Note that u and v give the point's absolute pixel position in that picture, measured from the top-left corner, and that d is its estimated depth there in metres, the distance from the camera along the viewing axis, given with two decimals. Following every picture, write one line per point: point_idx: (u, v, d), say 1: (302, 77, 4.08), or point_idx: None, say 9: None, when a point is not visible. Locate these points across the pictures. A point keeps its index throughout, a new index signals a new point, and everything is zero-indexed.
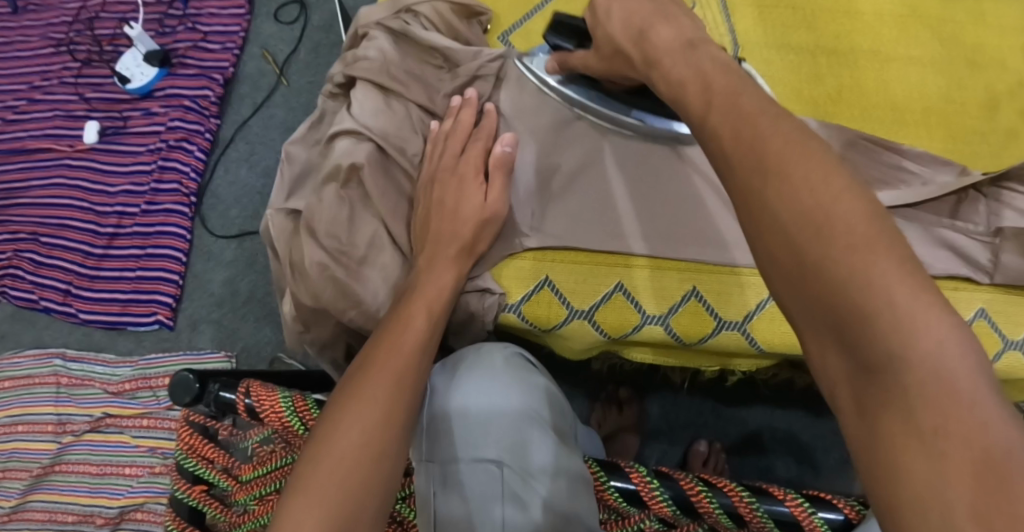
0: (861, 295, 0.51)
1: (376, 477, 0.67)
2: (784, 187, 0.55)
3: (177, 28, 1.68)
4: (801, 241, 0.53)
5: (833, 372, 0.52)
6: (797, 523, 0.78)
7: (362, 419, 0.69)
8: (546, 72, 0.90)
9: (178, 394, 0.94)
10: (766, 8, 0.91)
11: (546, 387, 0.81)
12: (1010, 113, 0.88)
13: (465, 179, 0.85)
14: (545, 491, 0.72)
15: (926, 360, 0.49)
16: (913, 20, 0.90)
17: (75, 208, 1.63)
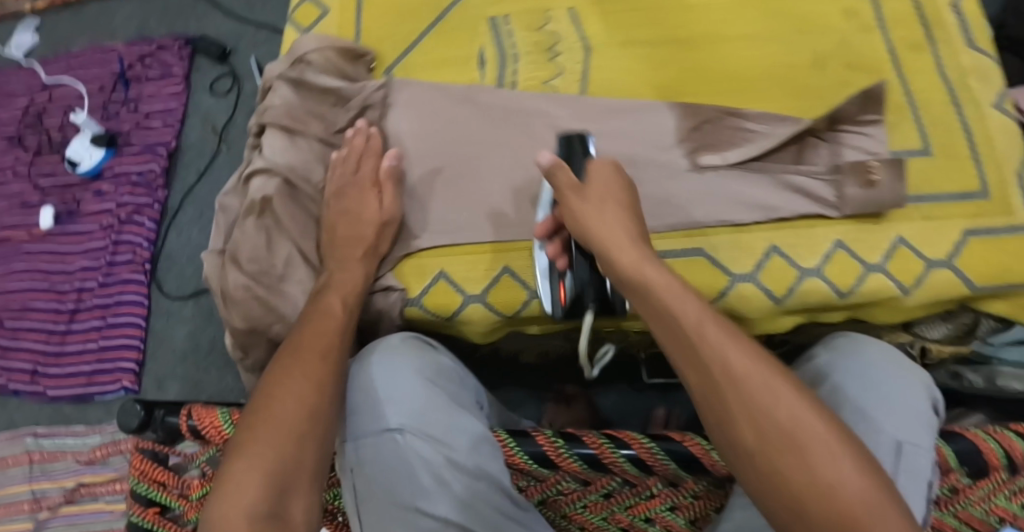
0: (794, 438, 0.67)
1: (309, 438, 0.75)
2: (712, 349, 0.71)
3: (120, 112, 1.78)
4: (732, 395, 0.69)
5: (776, 501, 0.67)
6: (697, 460, 0.86)
7: (295, 395, 0.77)
8: (416, 91, 1.03)
9: (125, 422, 0.99)
10: (611, 14, 1.04)
11: (445, 362, 0.91)
12: (840, 65, 1.02)
13: (364, 191, 0.96)
14: (452, 452, 0.82)
15: (850, 492, 0.65)
16: (742, 4, 1.04)
17: (38, 290, 1.72)
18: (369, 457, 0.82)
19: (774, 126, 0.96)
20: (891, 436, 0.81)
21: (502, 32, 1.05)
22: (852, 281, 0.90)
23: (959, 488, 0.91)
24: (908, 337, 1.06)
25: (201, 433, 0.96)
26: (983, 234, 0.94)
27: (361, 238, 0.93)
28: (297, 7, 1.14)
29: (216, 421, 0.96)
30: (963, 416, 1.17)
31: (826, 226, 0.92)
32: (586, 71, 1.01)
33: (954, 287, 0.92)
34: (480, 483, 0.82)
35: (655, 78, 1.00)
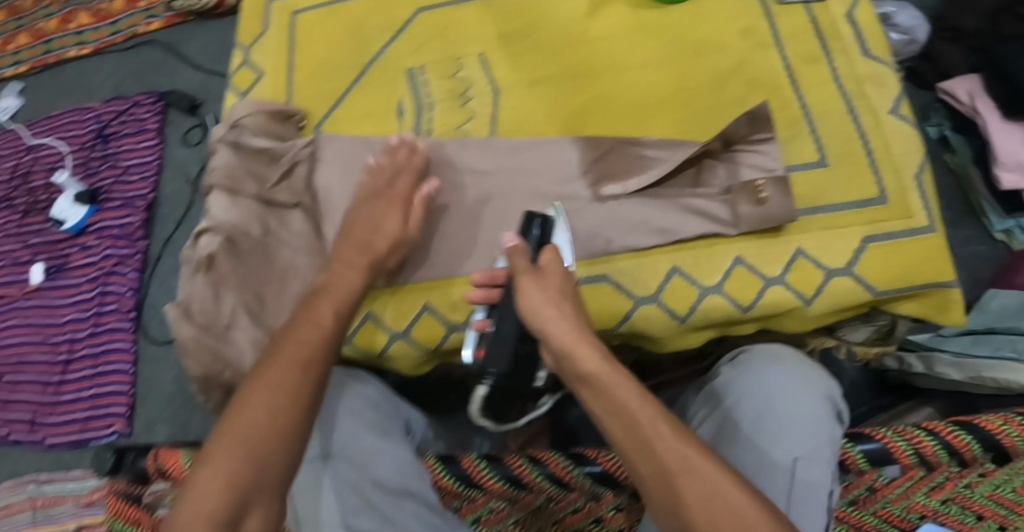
0: (674, 462, 0.71)
1: (280, 444, 0.80)
2: (602, 388, 0.75)
3: (101, 168, 1.86)
4: (624, 430, 0.73)
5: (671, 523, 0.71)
6: (611, 475, 0.93)
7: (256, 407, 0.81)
8: (339, 145, 1.10)
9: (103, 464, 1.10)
10: (517, 57, 1.11)
11: (370, 394, 1.00)
12: (739, 83, 1.04)
13: (377, 209, 0.97)
14: (376, 473, 0.91)
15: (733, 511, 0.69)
16: (640, 34, 1.09)
17: (33, 343, 1.81)
18: (302, 490, 0.90)
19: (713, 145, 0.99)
20: (788, 454, 0.85)
21: (419, 81, 1.13)
22: (752, 296, 0.94)
23: (877, 487, 0.94)
24: (833, 341, 1.07)
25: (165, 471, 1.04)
26: (883, 239, 0.95)
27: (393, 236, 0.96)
28: (237, 73, 1.22)
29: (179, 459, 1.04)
30: (911, 410, 1.18)
31: (726, 244, 0.96)
32: (496, 112, 1.08)
33: (853, 294, 0.94)
34: (404, 499, 0.90)
35: (556, 112, 1.07)
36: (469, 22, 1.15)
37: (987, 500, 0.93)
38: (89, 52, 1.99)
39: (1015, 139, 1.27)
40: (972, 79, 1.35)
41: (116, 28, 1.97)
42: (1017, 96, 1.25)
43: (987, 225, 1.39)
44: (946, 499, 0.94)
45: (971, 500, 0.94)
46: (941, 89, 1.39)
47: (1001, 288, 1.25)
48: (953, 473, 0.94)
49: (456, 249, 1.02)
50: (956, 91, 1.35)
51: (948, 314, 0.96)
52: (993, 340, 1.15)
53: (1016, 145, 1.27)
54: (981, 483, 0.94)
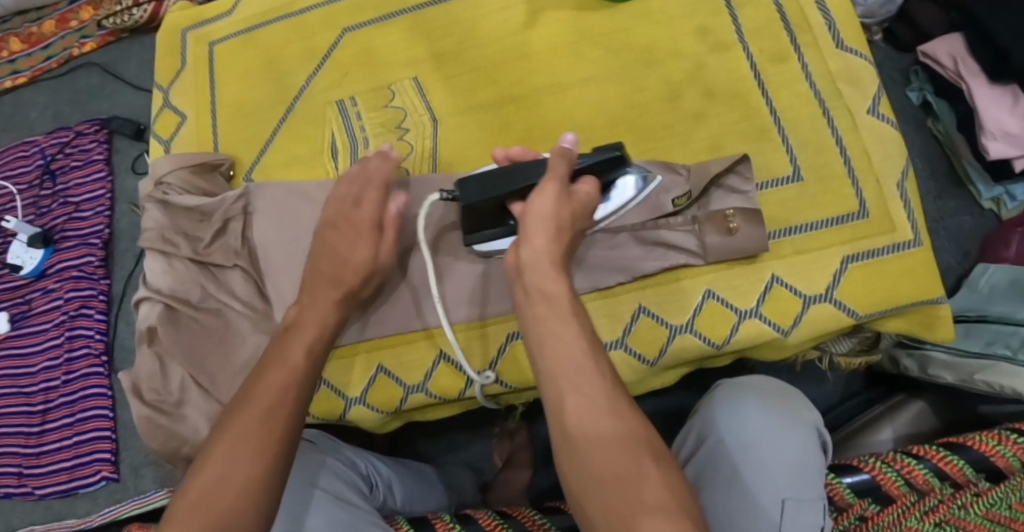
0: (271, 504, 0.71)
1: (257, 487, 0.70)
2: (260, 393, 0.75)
3: (51, 206, 1.73)
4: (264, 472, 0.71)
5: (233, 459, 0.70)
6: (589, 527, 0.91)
7: (238, 444, 0.71)
8: (274, 194, 1.03)
9: None
10: (452, 77, 1.03)
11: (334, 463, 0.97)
12: (697, 92, 0.98)
13: (363, 232, 0.86)
14: None
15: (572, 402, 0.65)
16: (586, 43, 1.01)
17: (11, 394, 1.64)
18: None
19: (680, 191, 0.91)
20: (775, 495, 0.79)
21: (351, 113, 1.04)
22: (728, 329, 0.90)
23: (867, 516, 0.90)
24: (816, 354, 1.08)
25: None
26: (865, 259, 0.93)
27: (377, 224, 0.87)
28: (158, 117, 1.14)
29: None
30: (902, 405, 1.19)
31: (694, 277, 0.91)
32: (434, 146, 1.00)
33: (835, 319, 0.91)
34: None
35: (500, 142, 0.99)
36: (393, 43, 1.05)
37: (982, 518, 0.88)
38: (24, 81, 1.84)
39: (1001, 107, 1.19)
40: (953, 39, 1.26)
41: (49, 53, 1.82)
42: (1004, 61, 1.17)
43: (973, 193, 1.33)
44: (940, 522, 0.89)
45: (964, 520, 0.88)
46: (920, 53, 1.30)
47: (990, 263, 1.25)
48: (946, 495, 0.90)
49: (413, 298, 0.95)
50: (937, 55, 1.27)
51: (936, 330, 0.97)
52: (985, 333, 1.13)
53: (1003, 112, 1.19)
54: (976, 502, 0.88)
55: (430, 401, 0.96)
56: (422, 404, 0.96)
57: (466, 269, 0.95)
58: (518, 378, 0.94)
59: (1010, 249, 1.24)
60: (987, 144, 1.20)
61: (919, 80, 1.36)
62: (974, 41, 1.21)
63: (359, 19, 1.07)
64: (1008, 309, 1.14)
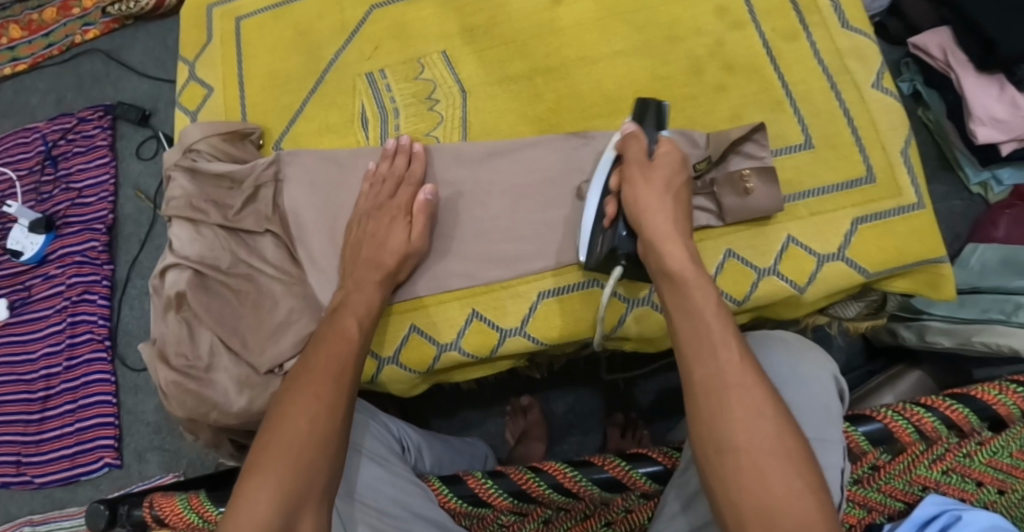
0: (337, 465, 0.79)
1: (319, 459, 0.77)
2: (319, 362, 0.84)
3: (53, 192, 1.75)
4: (332, 430, 0.79)
5: (304, 416, 0.79)
6: (619, 480, 0.93)
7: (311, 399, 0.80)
8: (306, 163, 1.05)
9: (93, 522, 1.09)
10: (484, 51, 1.06)
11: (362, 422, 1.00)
12: (717, 67, 1.03)
13: (394, 220, 0.95)
14: (371, 504, 0.93)
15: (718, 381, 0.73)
16: (611, 20, 1.05)
17: (16, 381, 1.69)
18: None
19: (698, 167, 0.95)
20: (799, 435, 0.83)
21: (381, 86, 1.07)
22: (747, 286, 0.96)
23: (880, 465, 0.93)
24: (825, 319, 1.15)
25: (167, 523, 1.04)
26: (872, 220, 0.98)
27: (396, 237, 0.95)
28: (184, 89, 1.16)
29: (177, 510, 1.04)
30: (901, 373, 1.25)
31: (715, 238, 0.96)
32: (465, 116, 1.04)
33: (847, 277, 0.96)
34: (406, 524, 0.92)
35: (530, 111, 1.03)
36: (425, 18, 1.09)
37: (986, 466, 0.90)
38: (25, 68, 1.84)
39: (988, 92, 1.27)
40: (941, 31, 1.34)
41: (50, 40, 1.83)
42: (987, 49, 1.24)
43: (963, 178, 1.44)
44: (947, 469, 0.91)
45: (971, 468, 0.91)
46: (911, 45, 1.37)
47: (979, 244, 1.31)
48: (953, 443, 0.91)
49: (445, 257, 0.98)
50: (927, 46, 1.34)
51: (939, 288, 1.03)
52: (982, 301, 1.19)
53: (989, 98, 1.27)
54: (980, 451, 0.91)
55: (461, 359, 0.98)
56: (454, 362, 0.98)
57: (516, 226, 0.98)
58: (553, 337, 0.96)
59: (1000, 229, 1.31)
60: (974, 129, 1.28)
61: (911, 71, 1.45)
62: (960, 28, 1.29)
63: None
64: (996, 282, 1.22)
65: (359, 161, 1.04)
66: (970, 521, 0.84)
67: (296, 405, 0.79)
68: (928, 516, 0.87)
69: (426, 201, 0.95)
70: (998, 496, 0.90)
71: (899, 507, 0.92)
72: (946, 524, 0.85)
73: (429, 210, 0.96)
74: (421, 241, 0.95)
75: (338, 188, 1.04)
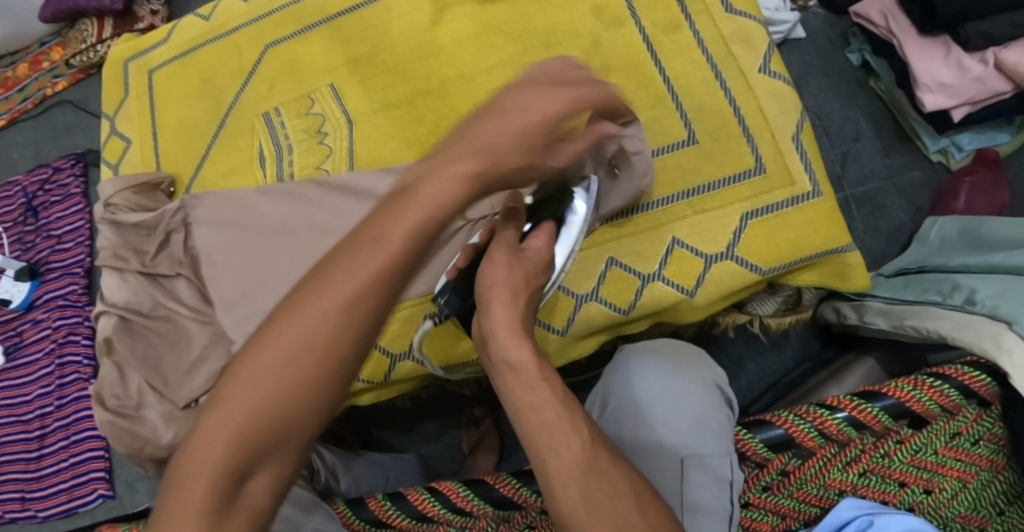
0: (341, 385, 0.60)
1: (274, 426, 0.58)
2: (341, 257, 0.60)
3: (36, 241, 1.85)
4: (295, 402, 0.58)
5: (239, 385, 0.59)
6: (512, 498, 0.91)
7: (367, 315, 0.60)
8: (211, 205, 1.08)
9: None
10: (368, 80, 1.09)
11: None
12: (594, 68, 1.04)
13: None
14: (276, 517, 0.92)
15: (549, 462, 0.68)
16: (488, 35, 1.06)
17: (14, 422, 1.78)
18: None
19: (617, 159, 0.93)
20: (674, 455, 0.83)
21: (276, 124, 1.10)
22: (631, 294, 0.94)
23: (788, 471, 0.91)
24: (745, 317, 1.10)
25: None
26: (763, 214, 0.97)
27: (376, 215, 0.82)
28: (107, 143, 1.21)
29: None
30: (855, 363, 1.23)
31: (596, 248, 0.96)
32: (352, 146, 1.06)
33: (737, 276, 0.95)
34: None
35: (412, 135, 1.06)
36: (313, 53, 1.11)
37: (908, 466, 0.91)
38: (4, 123, 1.93)
39: (936, 59, 1.38)
40: None
41: (25, 95, 1.92)
42: (929, 12, 1.37)
43: (923, 148, 1.53)
44: (864, 471, 0.91)
45: (890, 468, 0.91)
46: (855, 13, 1.52)
47: (941, 217, 1.40)
48: (867, 444, 0.91)
49: None
50: (870, 13, 1.48)
51: (848, 278, 1.01)
52: (924, 282, 1.19)
53: (936, 65, 1.38)
54: (900, 450, 0.91)
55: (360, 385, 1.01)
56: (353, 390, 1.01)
57: None
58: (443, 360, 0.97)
59: (960, 199, 1.44)
60: (925, 96, 1.39)
61: (858, 41, 1.57)
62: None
63: (280, 34, 1.13)
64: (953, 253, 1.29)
65: (255, 196, 1.07)
66: (882, 527, 0.84)
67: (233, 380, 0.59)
68: (844, 521, 0.87)
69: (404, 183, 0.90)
70: (925, 496, 0.91)
71: (815, 513, 0.92)
72: (860, 529, 0.85)
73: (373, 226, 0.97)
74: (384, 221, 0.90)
75: (241, 226, 1.06)
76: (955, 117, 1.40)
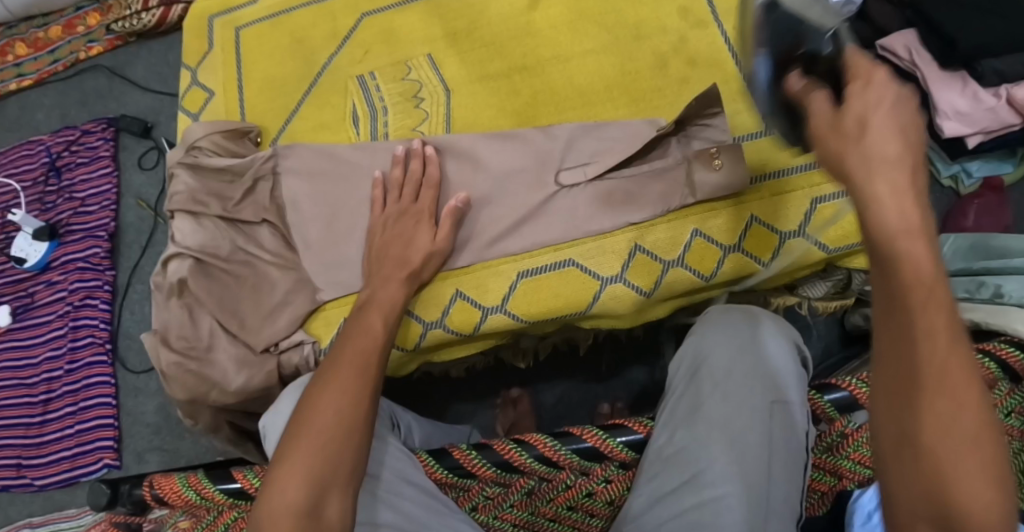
0: (315, 419, 0.83)
1: (361, 407, 0.85)
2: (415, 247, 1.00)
3: (57, 202, 1.82)
4: (316, 429, 0.83)
5: (343, 385, 0.86)
6: (598, 451, 0.96)
7: (337, 393, 0.85)
8: (302, 158, 1.12)
9: (93, 501, 1.04)
10: (465, 52, 1.15)
11: None
12: (681, 61, 1.11)
13: (420, 224, 1.01)
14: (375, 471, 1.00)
15: (931, 356, 0.63)
16: (582, 21, 1.14)
17: (18, 385, 1.74)
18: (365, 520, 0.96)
19: (744, 64, 1.00)
20: (763, 399, 0.94)
21: (370, 87, 1.16)
22: (715, 263, 1.01)
23: (848, 433, 0.95)
24: (795, 299, 1.17)
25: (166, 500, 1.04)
26: (834, 200, 1.04)
27: (394, 260, 0.99)
28: (188, 92, 1.24)
29: (175, 487, 1.03)
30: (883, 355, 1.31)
31: (682, 219, 1.02)
32: (448, 112, 1.12)
33: (809, 253, 1.02)
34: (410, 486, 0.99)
35: (508, 105, 1.12)
36: (410, 23, 1.18)
37: None
38: (30, 83, 1.92)
39: (953, 89, 1.38)
40: (908, 33, 1.42)
41: (55, 57, 1.91)
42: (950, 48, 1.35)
43: (936, 172, 1.55)
44: None
45: None
46: (879, 46, 1.46)
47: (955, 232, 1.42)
48: None
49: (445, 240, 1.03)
50: (895, 47, 1.43)
51: None
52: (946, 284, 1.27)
53: (955, 95, 1.37)
54: None
55: (447, 336, 1.03)
56: (440, 340, 1.04)
57: (502, 212, 1.04)
58: (530, 313, 1.01)
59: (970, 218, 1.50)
60: (943, 125, 1.38)
61: None
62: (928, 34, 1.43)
63: (379, 4, 1.19)
64: (964, 266, 1.30)
65: (349, 151, 1.11)
66: None
67: (327, 391, 0.85)
68: None
69: (456, 207, 1.02)
70: None
71: None
72: None
73: (457, 216, 1.02)
74: (447, 242, 1.01)
75: (335, 180, 1.11)
76: (969, 145, 1.41)
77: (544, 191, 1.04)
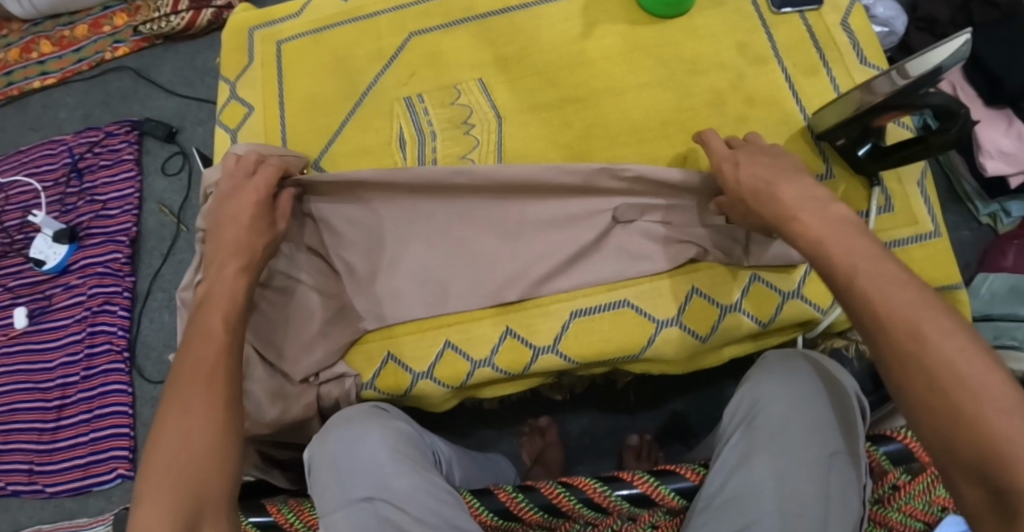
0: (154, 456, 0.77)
1: (195, 439, 0.78)
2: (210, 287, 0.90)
3: (77, 204, 1.78)
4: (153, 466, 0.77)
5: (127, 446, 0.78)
6: (646, 496, 0.93)
7: (196, 418, 0.79)
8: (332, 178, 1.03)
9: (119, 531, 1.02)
10: (516, 80, 1.12)
11: (405, 427, 0.99)
12: (738, 99, 1.08)
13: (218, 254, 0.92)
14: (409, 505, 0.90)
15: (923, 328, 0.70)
16: (637, 53, 1.11)
17: (29, 389, 1.68)
18: (341, 525, 0.89)
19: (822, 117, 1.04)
20: (822, 451, 0.88)
21: (419, 110, 1.12)
22: (772, 309, 0.99)
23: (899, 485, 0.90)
24: (843, 342, 1.14)
25: None
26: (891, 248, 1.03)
27: (234, 247, 0.93)
28: (225, 107, 1.19)
29: None
30: None
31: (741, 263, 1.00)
32: (501, 140, 1.09)
33: None
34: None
35: (559, 138, 1.09)
36: (459, 47, 1.15)
37: None
38: (54, 82, 1.89)
39: (997, 127, 1.31)
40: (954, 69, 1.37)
41: (80, 56, 1.87)
42: (995, 86, 1.29)
43: (971, 209, 1.44)
44: None
45: None
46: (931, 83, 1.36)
47: (990, 272, 1.34)
48: None
49: (497, 277, 1.01)
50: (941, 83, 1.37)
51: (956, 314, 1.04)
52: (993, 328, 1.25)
53: (998, 132, 1.31)
54: None
55: (495, 375, 1.01)
56: (488, 378, 1.02)
57: (557, 246, 1.01)
58: (582, 353, 1.00)
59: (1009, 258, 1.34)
60: (985, 163, 1.32)
61: None
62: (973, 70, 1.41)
63: (427, 24, 1.17)
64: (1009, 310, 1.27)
65: (385, 175, 1.01)
66: None
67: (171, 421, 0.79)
68: None
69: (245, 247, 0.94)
70: None
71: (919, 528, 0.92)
72: None
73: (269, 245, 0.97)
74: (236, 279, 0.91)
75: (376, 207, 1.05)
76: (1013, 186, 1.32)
77: (598, 226, 1.01)
